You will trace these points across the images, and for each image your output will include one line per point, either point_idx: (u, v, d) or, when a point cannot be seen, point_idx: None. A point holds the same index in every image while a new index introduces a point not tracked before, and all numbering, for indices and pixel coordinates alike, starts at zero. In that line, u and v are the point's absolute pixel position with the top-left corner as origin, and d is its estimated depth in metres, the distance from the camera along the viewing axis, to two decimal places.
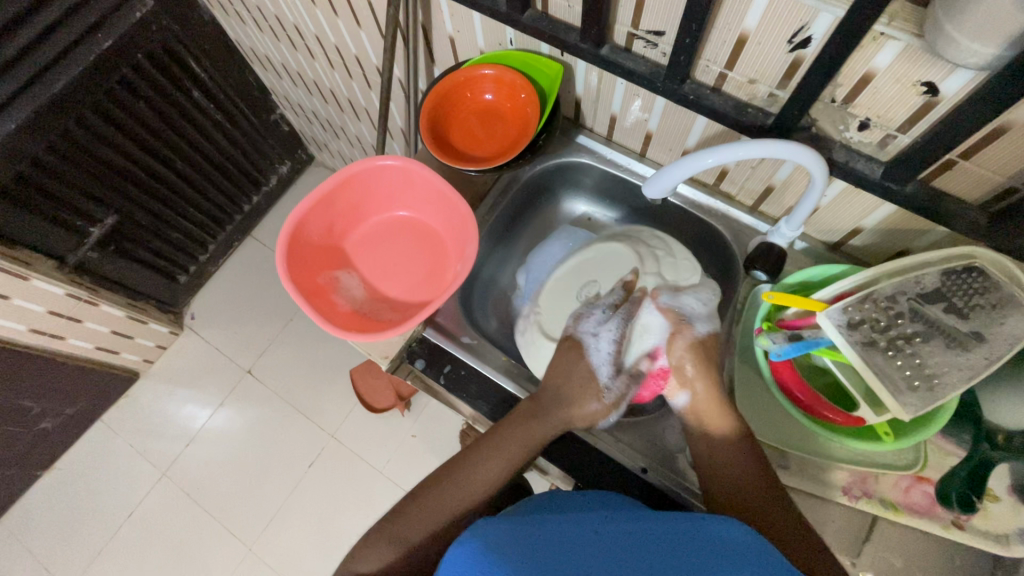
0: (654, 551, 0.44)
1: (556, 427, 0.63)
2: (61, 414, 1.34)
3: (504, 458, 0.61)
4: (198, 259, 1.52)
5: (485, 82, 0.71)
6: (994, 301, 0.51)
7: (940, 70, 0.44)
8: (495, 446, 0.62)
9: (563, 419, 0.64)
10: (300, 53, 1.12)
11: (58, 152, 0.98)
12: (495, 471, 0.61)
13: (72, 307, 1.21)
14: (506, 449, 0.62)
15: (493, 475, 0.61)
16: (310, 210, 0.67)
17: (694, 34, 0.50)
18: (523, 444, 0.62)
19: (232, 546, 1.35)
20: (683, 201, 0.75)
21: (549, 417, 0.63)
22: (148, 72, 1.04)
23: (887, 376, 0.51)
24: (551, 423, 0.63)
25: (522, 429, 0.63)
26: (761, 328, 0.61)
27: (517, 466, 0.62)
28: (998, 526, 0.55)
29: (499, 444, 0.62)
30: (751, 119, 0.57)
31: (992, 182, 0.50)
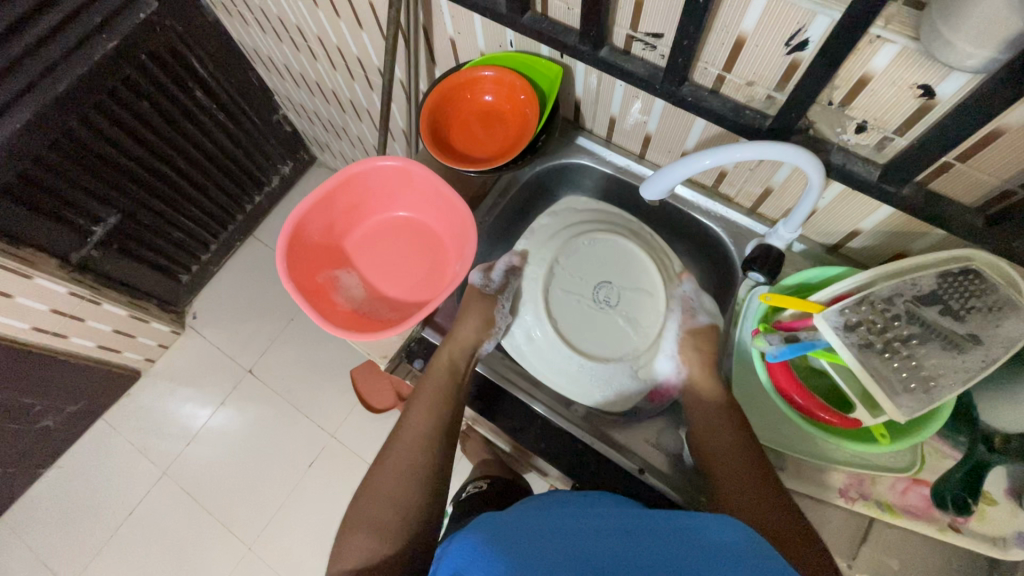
0: (648, 549, 0.44)
1: (459, 357, 0.67)
2: (63, 412, 1.35)
3: (427, 403, 0.64)
4: (200, 258, 1.53)
5: (484, 83, 0.72)
6: (991, 303, 0.51)
7: (936, 73, 0.44)
8: (419, 398, 0.65)
9: (464, 349, 0.68)
10: (303, 54, 1.13)
11: (62, 151, 0.99)
12: (424, 420, 0.63)
13: (74, 305, 1.21)
14: (427, 395, 0.65)
15: (424, 424, 0.63)
16: (310, 209, 0.68)
17: (691, 37, 0.50)
18: (437, 386, 0.65)
19: (232, 545, 1.36)
20: (682, 203, 0.75)
21: (449, 352, 0.68)
22: (152, 73, 1.05)
23: (884, 378, 0.51)
24: (453, 355, 0.67)
25: (434, 372, 0.67)
26: (759, 330, 0.61)
27: (440, 408, 0.64)
28: (995, 528, 0.55)
29: (422, 393, 0.65)
30: (749, 121, 0.57)
31: (988, 185, 0.50)
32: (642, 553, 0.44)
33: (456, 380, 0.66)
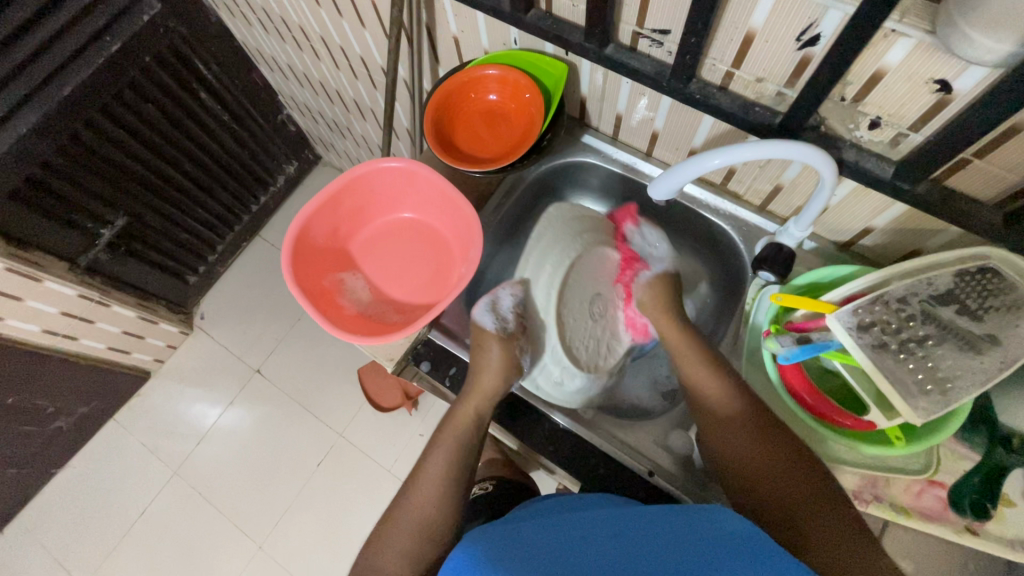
0: (659, 555, 0.44)
1: (483, 408, 0.65)
2: (75, 413, 1.36)
3: (450, 449, 0.64)
4: (207, 259, 1.54)
5: (488, 83, 0.71)
6: (1009, 303, 0.50)
7: (954, 67, 0.43)
8: (440, 441, 0.65)
9: (491, 397, 0.65)
10: (307, 54, 1.12)
11: (68, 155, 0.99)
12: (444, 468, 0.63)
13: (83, 308, 1.22)
14: (449, 442, 0.64)
15: (444, 472, 0.62)
16: (316, 212, 0.68)
17: (699, 33, 0.49)
18: (460, 433, 0.64)
19: (242, 543, 1.37)
20: (691, 201, 0.74)
21: (477, 399, 0.65)
22: (156, 75, 1.05)
23: (899, 379, 0.50)
24: (481, 403, 0.65)
25: (460, 419, 0.65)
26: (769, 331, 0.60)
27: (462, 457, 0.63)
28: (1014, 531, 0.54)
29: (444, 439, 0.65)
30: (759, 118, 0.56)
31: (1006, 181, 0.49)
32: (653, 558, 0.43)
33: (478, 429, 0.65)
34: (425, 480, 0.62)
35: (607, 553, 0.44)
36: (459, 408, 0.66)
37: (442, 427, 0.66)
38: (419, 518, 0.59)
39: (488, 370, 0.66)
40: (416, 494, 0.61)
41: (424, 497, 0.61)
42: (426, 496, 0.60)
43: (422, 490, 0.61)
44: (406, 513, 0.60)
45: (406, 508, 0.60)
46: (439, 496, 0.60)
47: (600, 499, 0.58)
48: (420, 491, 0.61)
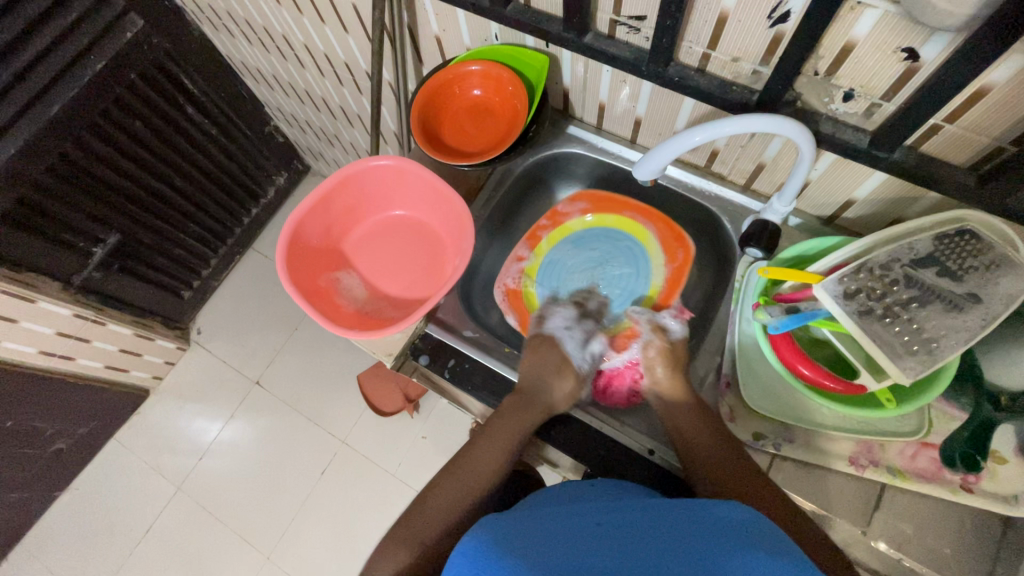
0: (675, 547, 0.44)
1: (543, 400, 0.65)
2: (75, 434, 1.35)
3: (501, 439, 0.63)
4: (201, 273, 1.54)
5: (472, 78, 0.72)
6: (988, 262, 0.51)
7: (919, 35, 0.44)
8: (503, 425, 0.64)
9: (565, 394, 0.66)
10: (291, 63, 1.13)
11: (59, 175, 0.99)
12: (491, 453, 0.63)
13: (78, 327, 1.22)
14: (514, 428, 0.64)
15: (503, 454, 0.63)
16: (309, 212, 0.69)
17: (674, 15, 0.50)
18: (527, 420, 0.64)
19: (249, 555, 1.36)
20: (676, 184, 0.76)
21: (554, 392, 0.66)
22: (142, 91, 1.06)
23: (886, 343, 0.51)
24: (555, 396, 0.66)
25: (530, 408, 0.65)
26: (758, 304, 0.62)
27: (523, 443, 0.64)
28: (1006, 487, 0.55)
29: (495, 424, 0.64)
30: (737, 97, 0.57)
31: (978, 144, 0.50)
32: (670, 549, 0.44)
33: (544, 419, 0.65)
34: (477, 457, 0.63)
35: (618, 546, 0.45)
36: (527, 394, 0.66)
37: (502, 409, 0.66)
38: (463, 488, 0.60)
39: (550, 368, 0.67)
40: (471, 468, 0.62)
41: (472, 473, 0.62)
42: (482, 473, 0.62)
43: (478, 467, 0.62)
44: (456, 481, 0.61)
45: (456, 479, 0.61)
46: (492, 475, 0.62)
47: (617, 489, 0.58)
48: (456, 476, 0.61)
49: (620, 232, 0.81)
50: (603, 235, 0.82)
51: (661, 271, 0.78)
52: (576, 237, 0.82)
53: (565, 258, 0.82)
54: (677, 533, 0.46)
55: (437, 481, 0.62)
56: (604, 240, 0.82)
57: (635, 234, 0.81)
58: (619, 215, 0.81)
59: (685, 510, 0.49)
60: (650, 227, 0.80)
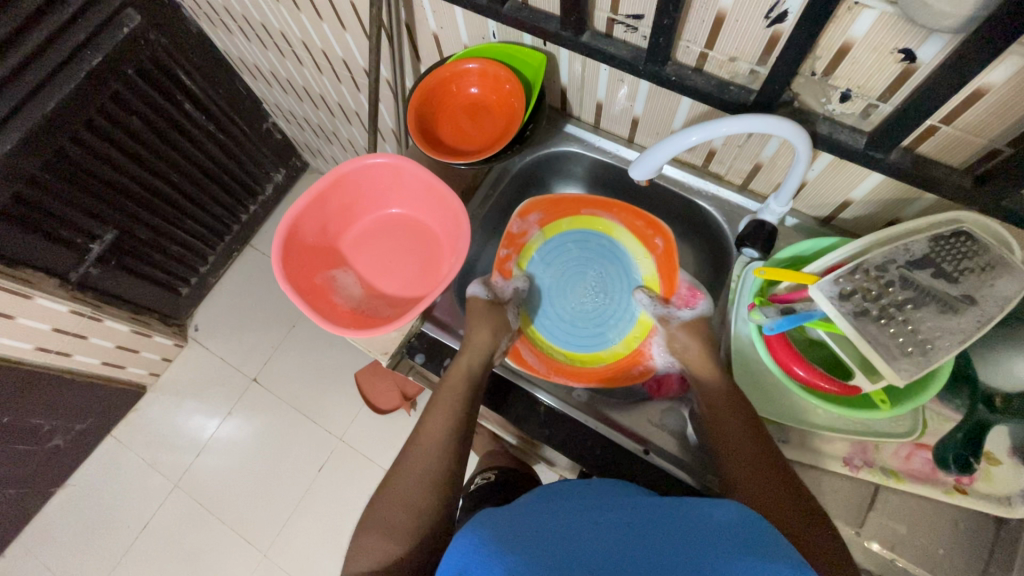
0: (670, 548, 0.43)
1: (477, 364, 0.66)
2: (72, 430, 1.35)
3: (443, 410, 0.64)
4: (198, 270, 1.53)
5: (469, 76, 0.72)
6: (983, 265, 0.51)
7: (917, 36, 0.44)
8: (435, 402, 0.65)
9: (481, 355, 0.67)
10: (289, 60, 1.13)
11: (55, 170, 0.99)
12: (437, 428, 0.63)
13: (75, 323, 1.22)
14: (442, 403, 0.64)
15: (441, 427, 0.63)
16: (305, 210, 0.68)
17: (671, 14, 0.50)
18: (455, 391, 0.65)
19: (246, 552, 1.36)
20: (674, 184, 0.76)
21: (467, 357, 0.67)
22: (139, 87, 1.05)
23: (881, 344, 0.51)
24: (472, 359, 0.66)
25: (454, 378, 0.66)
26: (754, 304, 0.62)
27: (458, 414, 0.64)
28: (1000, 488, 0.56)
29: (437, 399, 0.65)
30: (734, 97, 0.57)
31: (975, 145, 0.50)
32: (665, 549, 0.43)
33: (472, 387, 0.66)
34: (425, 436, 0.63)
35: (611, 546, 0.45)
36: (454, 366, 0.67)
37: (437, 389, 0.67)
38: (419, 470, 0.60)
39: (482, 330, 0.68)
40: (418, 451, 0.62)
41: (423, 453, 0.62)
42: (426, 452, 0.62)
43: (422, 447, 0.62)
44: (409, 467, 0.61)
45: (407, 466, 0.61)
46: (439, 451, 0.62)
47: (612, 485, 0.58)
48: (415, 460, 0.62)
49: (590, 233, 0.80)
50: (575, 240, 0.80)
51: (648, 260, 0.79)
52: (549, 250, 0.80)
53: (545, 274, 0.80)
54: (672, 533, 0.45)
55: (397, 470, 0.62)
56: (580, 247, 0.80)
57: (602, 230, 0.80)
58: (584, 215, 0.80)
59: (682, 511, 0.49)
60: (621, 219, 0.79)
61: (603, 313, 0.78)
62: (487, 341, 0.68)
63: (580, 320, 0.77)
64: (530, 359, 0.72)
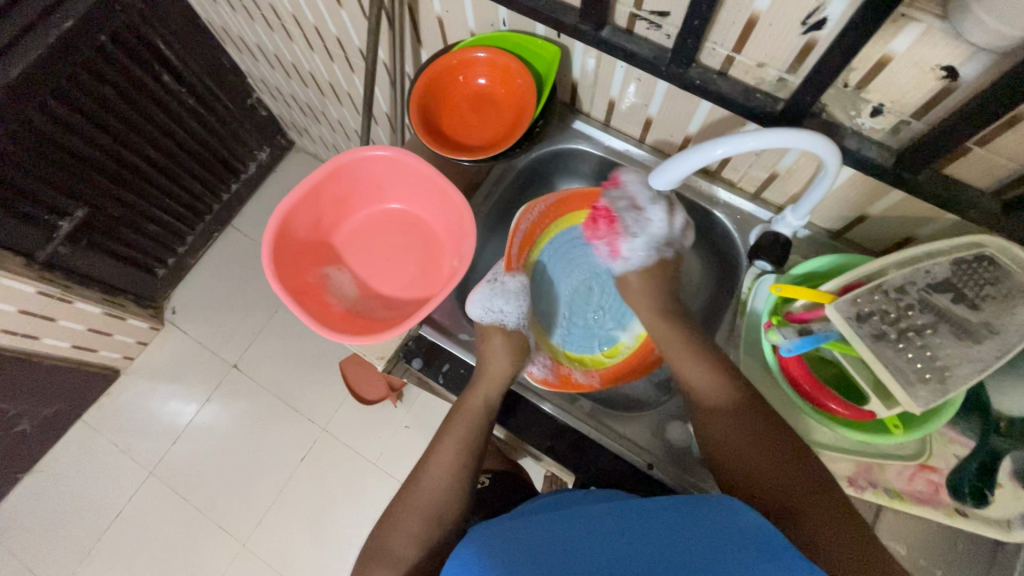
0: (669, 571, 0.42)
1: (494, 396, 0.63)
2: (40, 415, 1.29)
3: (456, 442, 0.61)
4: (177, 251, 1.46)
5: (477, 66, 0.68)
6: (1005, 291, 0.50)
7: (962, 53, 0.42)
8: (446, 432, 0.62)
9: (499, 384, 0.63)
10: (277, 34, 1.06)
11: (19, 143, 0.92)
12: (448, 460, 0.60)
13: (43, 306, 1.15)
14: (455, 433, 0.62)
15: (452, 459, 0.60)
16: (298, 204, 0.64)
17: (703, 15, 0.47)
18: (469, 423, 0.62)
19: (224, 542, 1.33)
20: (685, 189, 0.73)
21: (483, 386, 0.63)
22: (114, 55, 0.98)
23: (897, 369, 0.50)
24: (489, 390, 0.63)
25: (470, 406, 0.63)
26: (770, 322, 0.59)
27: (471, 446, 0.61)
28: (999, 511, 0.55)
29: (450, 430, 0.62)
30: (760, 105, 0.54)
31: (1006, 169, 0.48)
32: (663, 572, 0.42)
33: (488, 417, 0.63)
34: (435, 466, 0.60)
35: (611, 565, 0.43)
36: (469, 392, 0.64)
37: (449, 414, 0.64)
38: (424, 496, 0.59)
39: (501, 356, 0.64)
40: (428, 477, 0.60)
41: (431, 486, 0.59)
42: (436, 479, 0.60)
43: (434, 473, 0.60)
44: (414, 495, 0.59)
45: (414, 490, 0.60)
46: (452, 478, 0.60)
47: (605, 495, 0.56)
48: (420, 490, 0.59)
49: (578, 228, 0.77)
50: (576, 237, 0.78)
51: None
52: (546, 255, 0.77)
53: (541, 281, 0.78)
54: (676, 551, 0.44)
55: (402, 498, 0.60)
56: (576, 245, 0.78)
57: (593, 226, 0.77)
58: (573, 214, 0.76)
59: (689, 522, 0.46)
60: None
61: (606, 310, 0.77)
62: (507, 369, 0.64)
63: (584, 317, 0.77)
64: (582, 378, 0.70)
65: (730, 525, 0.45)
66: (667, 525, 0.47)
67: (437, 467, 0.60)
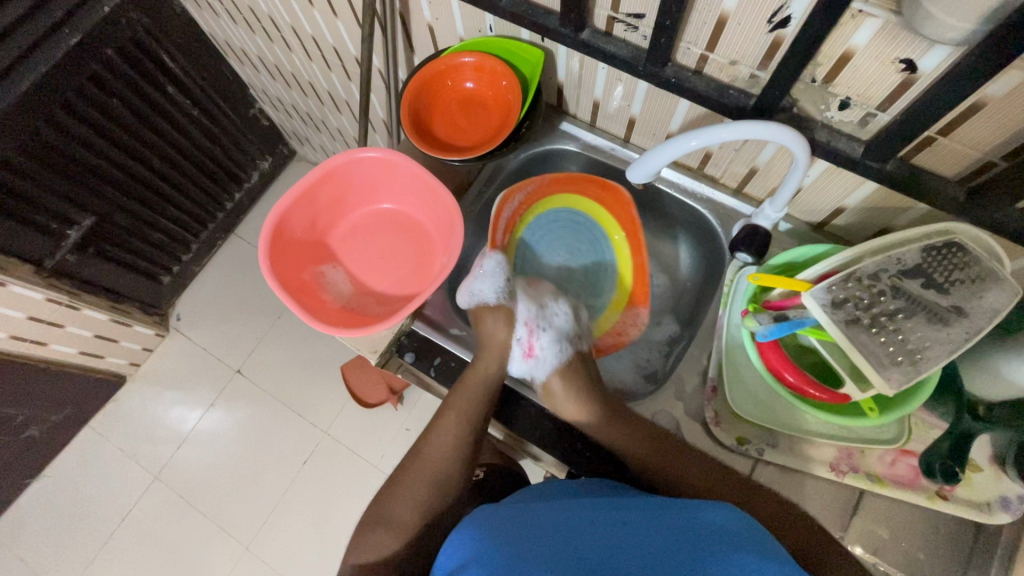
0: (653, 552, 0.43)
1: (495, 368, 0.65)
2: (48, 421, 1.32)
3: (459, 415, 0.63)
4: (181, 258, 1.50)
5: (465, 70, 0.70)
6: (974, 276, 0.51)
7: (919, 46, 0.44)
8: (449, 405, 0.64)
9: (498, 356, 0.66)
10: (277, 45, 1.09)
11: (29, 154, 0.96)
12: (452, 432, 0.63)
13: (52, 312, 1.18)
14: (457, 406, 0.63)
15: (455, 431, 0.63)
16: (293, 204, 0.66)
17: (674, 15, 0.49)
18: (471, 397, 0.64)
19: (228, 545, 1.35)
20: (669, 185, 0.75)
21: (483, 360, 0.66)
22: (120, 69, 1.02)
23: (872, 353, 0.51)
24: (489, 363, 0.65)
25: (473, 378, 0.65)
26: (748, 310, 0.62)
27: (474, 418, 0.63)
28: (980, 494, 0.57)
29: (452, 404, 0.64)
30: (733, 101, 0.57)
31: (969, 157, 0.50)
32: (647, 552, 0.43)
33: (491, 388, 0.65)
34: (438, 440, 0.63)
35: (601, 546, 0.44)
36: (473, 364, 0.66)
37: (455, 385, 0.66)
38: (429, 469, 0.61)
39: (496, 330, 0.68)
40: (433, 447, 0.63)
41: (436, 458, 0.62)
42: (440, 450, 0.62)
43: (438, 444, 0.63)
44: (419, 470, 0.61)
45: (419, 464, 0.62)
46: (454, 446, 0.63)
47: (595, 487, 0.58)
48: (424, 463, 0.62)
49: (562, 209, 0.81)
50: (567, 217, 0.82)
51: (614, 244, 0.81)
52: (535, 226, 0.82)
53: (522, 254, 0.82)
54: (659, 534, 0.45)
55: (404, 473, 0.62)
56: (560, 222, 0.82)
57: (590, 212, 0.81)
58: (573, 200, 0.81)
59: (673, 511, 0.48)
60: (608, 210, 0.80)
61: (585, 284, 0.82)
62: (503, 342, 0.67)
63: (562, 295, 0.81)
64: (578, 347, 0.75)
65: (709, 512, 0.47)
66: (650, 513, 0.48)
67: (440, 440, 0.63)
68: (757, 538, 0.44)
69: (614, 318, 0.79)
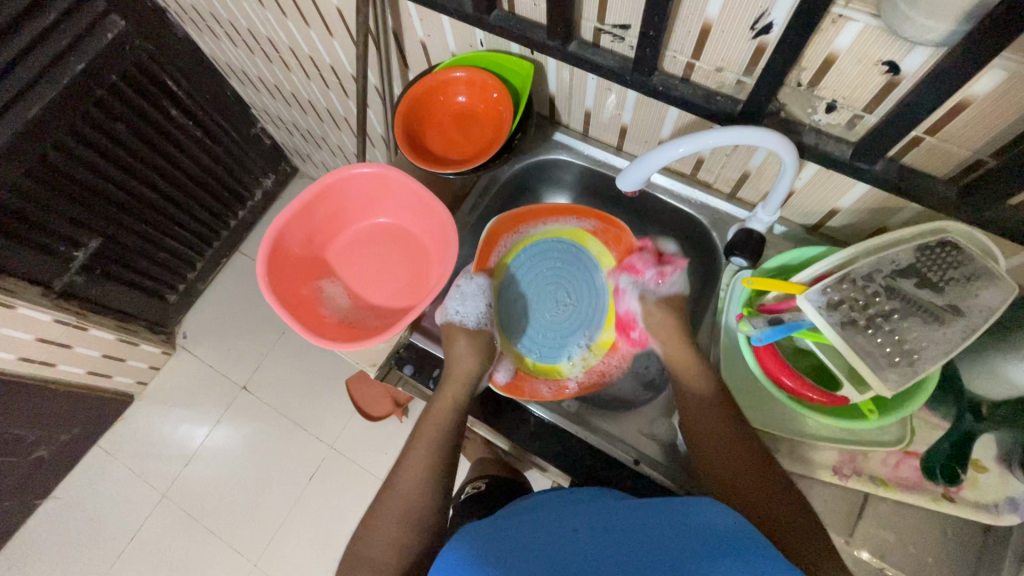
0: (648, 561, 0.42)
1: (462, 394, 0.66)
2: (57, 441, 1.33)
3: (430, 443, 0.63)
4: (186, 277, 1.52)
5: (457, 85, 0.72)
6: (969, 274, 0.51)
7: (900, 48, 0.44)
8: (419, 434, 0.64)
9: (466, 382, 0.67)
10: (276, 66, 1.12)
11: (36, 179, 0.98)
12: (422, 461, 0.62)
13: (60, 334, 1.20)
14: (428, 434, 0.63)
15: (426, 461, 0.62)
16: (291, 221, 0.68)
17: (657, 25, 0.50)
18: (438, 424, 0.64)
19: (235, 562, 1.35)
20: (662, 192, 0.76)
21: (452, 385, 0.66)
22: (124, 93, 1.04)
23: (869, 354, 0.51)
24: (457, 388, 0.66)
25: (440, 406, 0.65)
26: (743, 314, 0.62)
27: (442, 447, 0.63)
28: (988, 495, 0.56)
29: (422, 431, 0.64)
30: (720, 108, 0.57)
31: (959, 156, 0.50)
32: (643, 562, 0.42)
33: (458, 418, 0.65)
34: (407, 470, 0.62)
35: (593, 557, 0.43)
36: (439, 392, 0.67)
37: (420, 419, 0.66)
38: (403, 502, 0.59)
39: (464, 355, 0.68)
40: (402, 481, 0.61)
41: (405, 491, 0.60)
42: (410, 480, 0.61)
43: (407, 475, 0.61)
44: (391, 502, 0.60)
45: (391, 497, 0.60)
46: (424, 477, 0.61)
47: (594, 495, 0.57)
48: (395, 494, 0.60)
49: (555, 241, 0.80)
50: (558, 247, 0.80)
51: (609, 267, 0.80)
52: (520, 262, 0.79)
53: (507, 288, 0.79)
54: (657, 542, 0.44)
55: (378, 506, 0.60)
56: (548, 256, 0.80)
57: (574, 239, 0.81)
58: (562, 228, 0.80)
59: (664, 517, 0.47)
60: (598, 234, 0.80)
61: (576, 321, 0.78)
62: (473, 367, 0.67)
63: (556, 326, 0.77)
64: (546, 393, 0.69)
65: (705, 516, 0.46)
66: (646, 519, 0.48)
67: (410, 471, 0.61)
68: (751, 538, 0.43)
69: (598, 358, 0.76)
